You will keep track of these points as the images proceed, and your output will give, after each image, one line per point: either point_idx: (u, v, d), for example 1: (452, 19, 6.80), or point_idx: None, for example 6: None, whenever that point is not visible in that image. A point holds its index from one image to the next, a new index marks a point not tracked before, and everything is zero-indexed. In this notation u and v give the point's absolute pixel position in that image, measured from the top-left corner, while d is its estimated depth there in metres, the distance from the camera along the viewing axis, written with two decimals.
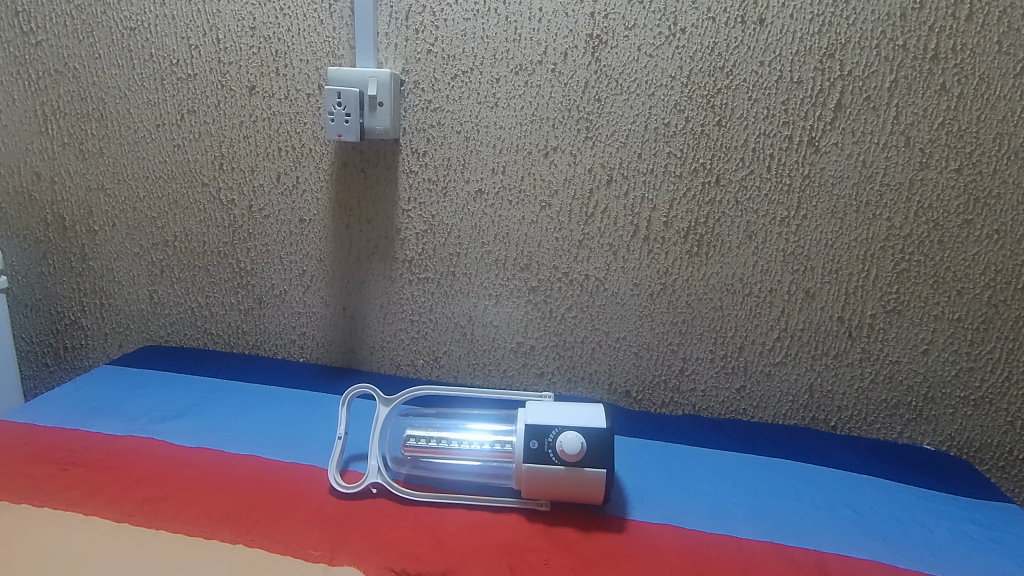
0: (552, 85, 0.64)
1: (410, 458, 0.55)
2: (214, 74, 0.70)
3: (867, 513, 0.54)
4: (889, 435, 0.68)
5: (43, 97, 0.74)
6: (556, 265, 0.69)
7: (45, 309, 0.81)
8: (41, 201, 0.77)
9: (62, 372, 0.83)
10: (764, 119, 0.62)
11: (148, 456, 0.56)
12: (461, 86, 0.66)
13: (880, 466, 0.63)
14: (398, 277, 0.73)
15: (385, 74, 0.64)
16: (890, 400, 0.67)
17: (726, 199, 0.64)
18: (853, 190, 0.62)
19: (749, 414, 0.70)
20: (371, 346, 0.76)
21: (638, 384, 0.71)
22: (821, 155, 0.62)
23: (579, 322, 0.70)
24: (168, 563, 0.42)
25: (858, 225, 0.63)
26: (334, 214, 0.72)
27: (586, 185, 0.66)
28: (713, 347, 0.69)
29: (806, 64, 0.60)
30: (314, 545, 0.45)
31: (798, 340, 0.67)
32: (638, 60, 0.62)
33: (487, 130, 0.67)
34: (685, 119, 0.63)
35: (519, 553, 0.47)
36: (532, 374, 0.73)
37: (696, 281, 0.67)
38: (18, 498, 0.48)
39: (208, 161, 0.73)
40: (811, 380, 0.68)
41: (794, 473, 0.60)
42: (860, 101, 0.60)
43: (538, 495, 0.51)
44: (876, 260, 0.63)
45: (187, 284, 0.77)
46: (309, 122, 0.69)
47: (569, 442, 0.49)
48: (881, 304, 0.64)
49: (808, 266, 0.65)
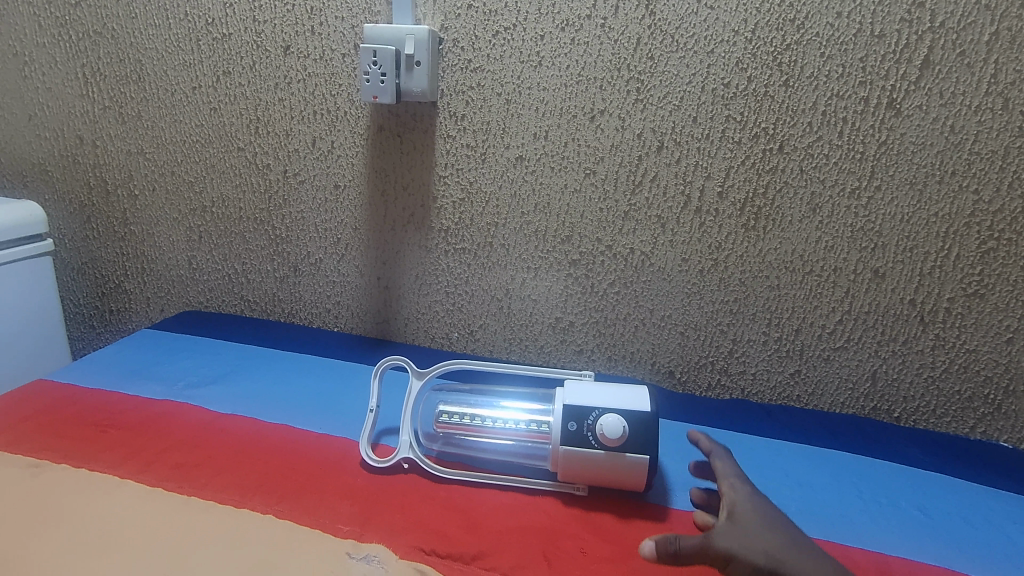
0: (601, 42, 0.60)
1: (442, 434, 0.54)
2: (249, 34, 0.68)
3: (935, 515, 0.50)
4: (960, 430, 0.62)
5: (83, 60, 0.74)
6: (599, 237, 0.65)
7: (91, 273, 0.82)
8: (84, 164, 0.78)
9: (108, 334, 0.85)
10: (838, 78, 0.55)
11: (182, 420, 0.56)
12: (503, 45, 0.62)
13: (950, 464, 0.57)
14: (434, 248, 0.70)
15: (423, 31, 0.60)
16: (963, 391, 0.61)
17: (790, 168, 0.59)
18: (937, 158, 0.55)
19: (802, 401, 0.66)
20: (406, 318, 0.74)
21: (682, 365, 0.68)
22: (902, 119, 0.55)
23: (622, 298, 0.67)
24: (183, 552, 0.40)
25: (940, 198, 0.56)
26: (369, 180, 0.69)
27: (634, 152, 0.62)
28: (767, 328, 0.64)
29: (890, 15, 0.53)
30: (344, 521, 0.44)
31: (862, 324, 0.62)
32: (697, 13, 0.57)
33: (531, 91, 0.62)
34: (748, 78, 0.57)
35: (553, 539, 0.44)
36: (571, 352, 0.70)
37: (752, 257, 0.62)
38: (58, 458, 0.49)
39: (244, 124, 0.72)
40: (875, 367, 0.63)
41: (854, 468, 0.55)
42: (953, 57, 0.53)
43: (576, 479, 0.48)
44: (959, 238, 0.57)
45: (224, 250, 0.77)
46: (344, 83, 0.67)
47: (610, 425, 0.46)
48: (961, 286, 0.58)
49: (879, 244, 0.59)
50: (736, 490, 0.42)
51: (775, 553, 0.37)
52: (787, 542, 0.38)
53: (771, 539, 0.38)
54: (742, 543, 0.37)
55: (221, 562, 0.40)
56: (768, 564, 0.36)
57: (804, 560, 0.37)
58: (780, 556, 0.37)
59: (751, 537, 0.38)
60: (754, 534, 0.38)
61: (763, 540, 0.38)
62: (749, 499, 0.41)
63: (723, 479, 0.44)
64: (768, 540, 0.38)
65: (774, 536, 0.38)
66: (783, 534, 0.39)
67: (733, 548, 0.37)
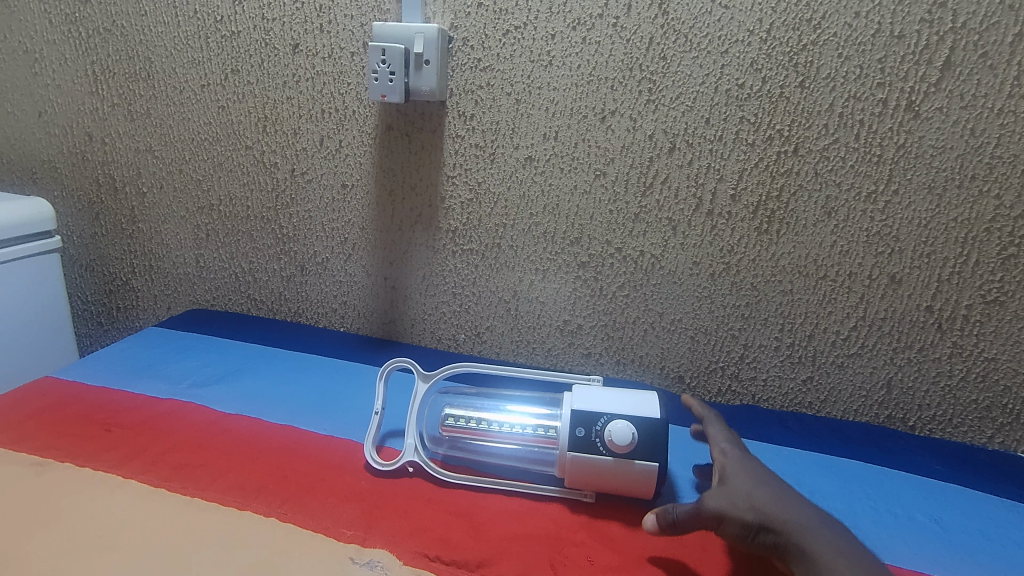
0: (612, 42, 0.59)
1: (447, 437, 0.53)
2: (258, 32, 0.68)
3: (952, 527, 0.48)
4: (977, 440, 0.61)
5: (93, 57, 0.74)
6: (609, 240, 0.64)
7: (99, 270, 0.82)
8: (93, 161, 0.78)
9: (116, 331, 0.85)
10: (855, 79, 0.54)
11: (186, 420, 0.55)
12: (513, 44, 0.61)
13: (967, 475, 0.56)
14: (442, 248, 0.69)
15: (433, 30, 0.60)
16: (981, 401, 0.60)
17: (805, 171, 0.57)
18: (956, 162, 0.54)
19: (815, 408, 0.65)
20: (412, 319, 0.74)
21: (692, 370, 0.67)
22: (920, 122, 0.54)
23: (631, 302, 0.66)
24: (185, 553, 0.40)
25: (959, 203, 0.55)
26: (377, 180, 0.69)
27: (645, 153, 0.61)
28: (779, 334, 0.63)
29: (910, 15, 0.52)
30: (347, 524, 0.44)
31: (877, 330, 0.60)
32: (711, 13, 0.56)
33: (541, 91, 0.62)
34: (762, 79, 0.56)
35: (559, 546, 0.43)
36: (578, 355, 0.70)
37: (764, 261, 0.61)
38: (61, 456, 0.49)
39: (252, 123, 0.71)
40: (890, 375, 0.61)
41: (868, 477, 0.54)
42: (974, 59, 0.51)
43: (583, 485, 0.47)
44: (979, 243, 0.55)
45: (231, 249, 0.77)
46: (353, 82, 0.66)
47: (619, 432, 0.45)
48: (981, 293, 0.57)
49: (896, 249, 0.57)
50: (726, 453, 0.45)
51: (762, 506, 0.39)
52: (775, 496, 0.40)
53: (761, 493, 0.40)
54: (730, 499, 0.40)
55: (223, 564, 0.39)
56: (756, 517, 0.39)
57: (790, 508, 0.39)
58: (767, 507, 0.39)
59: (739, 492, 0.41)
60: (742, 489, 0.41)
61: (751, 493, 0.40)
62: (738, 461, 0.44)
63: (715, 444, 0.46)
64: (755, 493, 0.40)
65: (761, 489, 0.41)
66: (770, 488, 0.41)
67: (722, 507, 0.40)
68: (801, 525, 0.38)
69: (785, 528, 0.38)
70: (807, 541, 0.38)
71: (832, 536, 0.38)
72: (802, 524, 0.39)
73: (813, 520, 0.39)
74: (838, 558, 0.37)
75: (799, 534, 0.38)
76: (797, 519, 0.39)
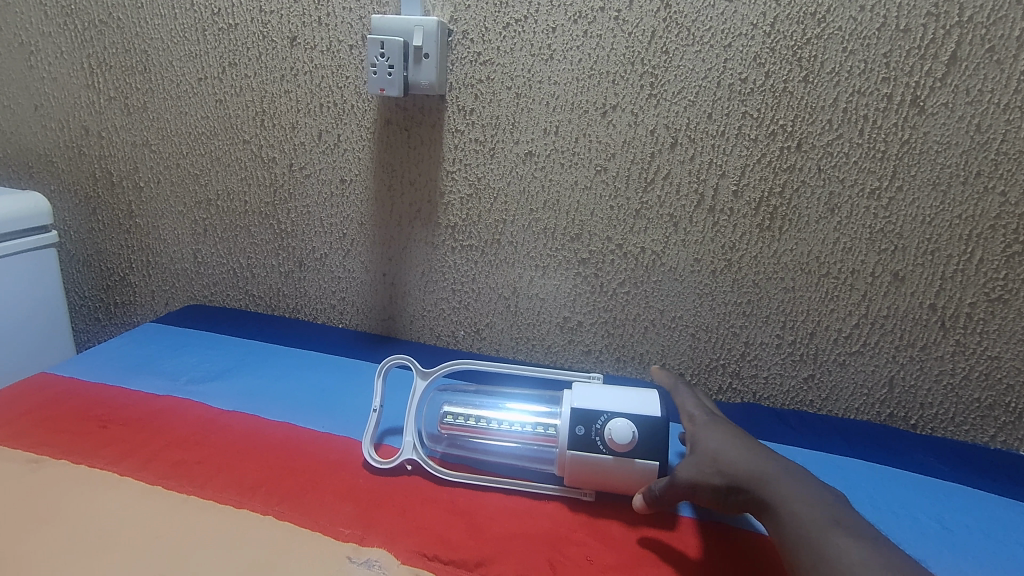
0: (614, 35, 0.58)
1: (446, 435, 0.53)
2: (256, 25, 0.67)
3: (955, 527, 0.48)
4: (979, 439, 0.61)
5: (89, 50, 0.73)
6: (609, 236, 0.64)
7: (96, 265, 0.82)
8: (90, 155, 0.77)
9: (114, 327, 0.85)
10: (860, 74, 0.53)
11: (184, 417, 0.55)
12: (513, 37, 0.60)
13: (970, 474, 0.55)
14: (441, 244, 0.69)
15: (432, 22, 0.59)
16: (984, 400, 0.59)
17: (808, 167, 0.57)
18: (961, 159, 0.53)
19: (816, 406, 0.64)
20: (411, 316, 0.73)
21: (693, 367, 0.66)
22: (925, 117, 0.53)
23: (632, 299, 0.65)
24: (183, 551, 0.40)
25: (964, 200, 0.54)
26: (376, 175, 0.68)
27: (647, 148, 0.60)
28: (781, 331, 0.62)
29: (916, 9, 0.51)
30: (345, 523, 0.43)
31: (880, 328, 0.60)
32: (714, 6, 0.55)
33: (541, 85, 0.61)
34: (765, 74, 0.55)
35: (559, 545, 0.43)
36: (578, 352, 0.69)
37: (766, 258, 0.60)
38: (58, 453, 0.49)
39: (249, 117, 0.71)
40: (892, 374, 0.61)
41: (869, 476, 0.54)
42: (981, 53, 0.51)
43: (583, 484, 0.47)
44: (983, 241, 0.55)
45: (229, 244, 0.76)
46: (351, 75, 0.66)
47: (619, 431, 0.45)
48: (985, 291, 0.56)
49: (900, 246, 0.57)
50: (696, 422, 0.47)
51: (728, 468, 0.42)
52: (742, 454, 0.43)
53: (727, 453, 0.43)
54: (698, 467, 0.43)
55: (220, 564, 0.39)
56: (724, 480, 0.41)
57: (755, 464, 0.42)
58: (732, 467, 0.42)
59: (707, 458, 0.43)
60: (709, 454, 0.43)
61: (717, 457, 0.43)
62: (705, 423, 0.46)
63: (685, 411, 0.49)
64: (720, 457, 0.43)
65: (727, 451, 0.43)
66: (736, 445, 0.43)
67: (693, 476, 0.42)
68: (765, 479, 0.41)
69: (751, 484, 0.41)
70: (769, 490, 0.40)
71: (795, 481, 0.40)
72: (765, 476, 0.41)
73: (777, 471, 0.41)
74: (799, 500, 0.38)
75: (765, 486, 0.40)
76: (760, 473, 0.41)
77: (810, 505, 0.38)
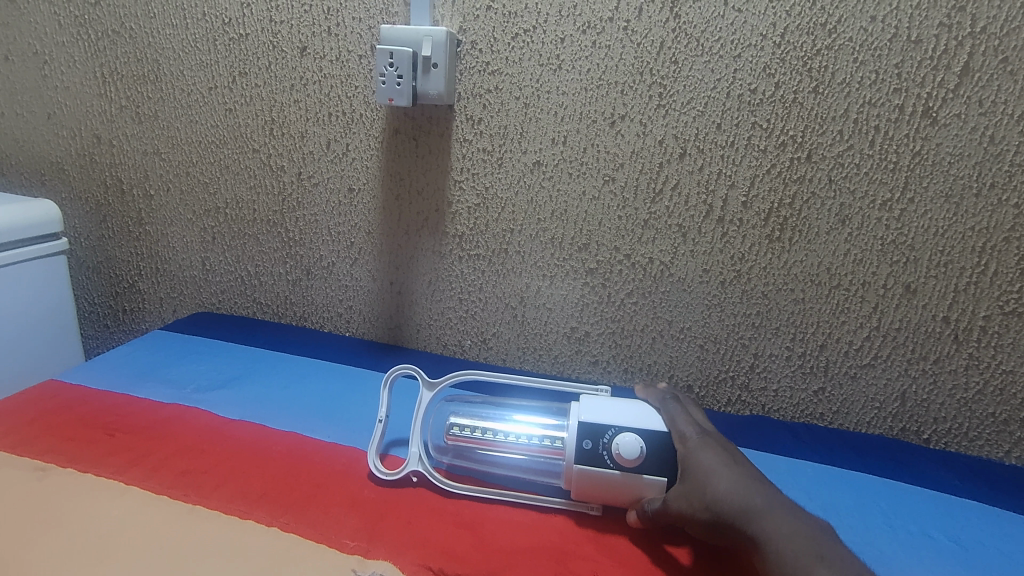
0: (623, 45, 0.58)
1: (452, 447, 0.52)
2: (266, 35, 0.68)
3: (970, 545, 0.47)
4: (994, 454, 0.59)
5: (102, 59, 0.74)
6: (617, 246, 0.63)
7: (105, 272, 0.82)
8: (101, 163, 0.78)
9: (122, 333, 0.85)
10: (871, 84, 0.53)
11: (189, 426, 0.55)
12: (522, 47, 0.60)
13: (985, 491, 0.54)
14: (448, 253, 0.69)
15: (441, 33, 0.59)
16: (999, 414, 0.58)
17: (818, 178, 0.56)
18: (974, 170, 0.53)
19: (826, 420, 0.63)
20: (418, 325, 0.73)
21: (701, 379, 0.65)
22: (938, 128, 0.53)
23: (639, 309, 0.65)
24: (187, 561, 0.39)
25: (977, 211, 0.54)
26: (384, 184, 0.68)
27: (655, 159, 0.60)
28: (790, 343, 0.62)
29: (928, 19, 0.51)
30: (350, 536, 0.43)
31: (892, 341, 0.59)
32: (724, 16, 0.55)
33: (549, 95, 0.61)
34: (775, 85, 0.55)
35: (566, 560, 0.43)
36: (586, 362, 0.69)
37: (776, 270, 0.60)
38: (64, 461, 0.48)
39: (259, 126, 0.71)
40: (904, 387, 0.60)
41: (882, 492, 0.53)
42: (994, 64, 0.50)
43: (590, 498, 0.47)
44: (997, 253, 0.54)
45: (237, 252, 0.77)
46: (361, 85, 0.66)
47: (627, 445, 0.45)
48: (999, 304, 0.55)
49: (912, 258, 0.56)
50: (687, 441, 0.44)
51: (716, 504, 0.40)
52: (733, 486, 0.40)
53: (716, 485, 0.40)
54: (687, 500, 0.41)
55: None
56: (712, 516, 0.40)
57: (743, 495, 0.40)
58: (720, 502, 0.40)
59: (697, 489, 0.41)
60: (698, 484, 0.41)
61: (707, 490, 0.40)
62: (697, 445, 0.44)
63: (676, 425, 0.46)
64: (709, 490, 0.40)
65: (717, 482, 0.41)
66: (728, 475, 0.41)
67: (683, 510, 0.41)
68: (755, 518, 0.39)
69: (741, 523, 0.39)
70: (756, 529, 0.38)
71: (784, 518, 0.38)
72: (754, 513, 0.39)
73: (768, 508, 0.39)
74: (786, 543, 0.37)
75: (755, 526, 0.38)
76: (750, 511, 0.39)
77: (798, 543, 0.37)
